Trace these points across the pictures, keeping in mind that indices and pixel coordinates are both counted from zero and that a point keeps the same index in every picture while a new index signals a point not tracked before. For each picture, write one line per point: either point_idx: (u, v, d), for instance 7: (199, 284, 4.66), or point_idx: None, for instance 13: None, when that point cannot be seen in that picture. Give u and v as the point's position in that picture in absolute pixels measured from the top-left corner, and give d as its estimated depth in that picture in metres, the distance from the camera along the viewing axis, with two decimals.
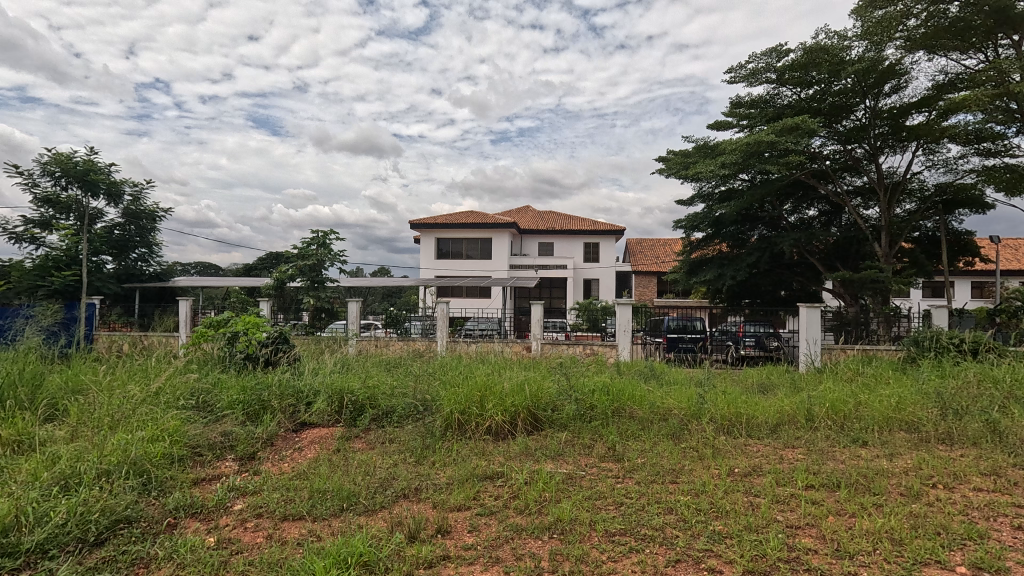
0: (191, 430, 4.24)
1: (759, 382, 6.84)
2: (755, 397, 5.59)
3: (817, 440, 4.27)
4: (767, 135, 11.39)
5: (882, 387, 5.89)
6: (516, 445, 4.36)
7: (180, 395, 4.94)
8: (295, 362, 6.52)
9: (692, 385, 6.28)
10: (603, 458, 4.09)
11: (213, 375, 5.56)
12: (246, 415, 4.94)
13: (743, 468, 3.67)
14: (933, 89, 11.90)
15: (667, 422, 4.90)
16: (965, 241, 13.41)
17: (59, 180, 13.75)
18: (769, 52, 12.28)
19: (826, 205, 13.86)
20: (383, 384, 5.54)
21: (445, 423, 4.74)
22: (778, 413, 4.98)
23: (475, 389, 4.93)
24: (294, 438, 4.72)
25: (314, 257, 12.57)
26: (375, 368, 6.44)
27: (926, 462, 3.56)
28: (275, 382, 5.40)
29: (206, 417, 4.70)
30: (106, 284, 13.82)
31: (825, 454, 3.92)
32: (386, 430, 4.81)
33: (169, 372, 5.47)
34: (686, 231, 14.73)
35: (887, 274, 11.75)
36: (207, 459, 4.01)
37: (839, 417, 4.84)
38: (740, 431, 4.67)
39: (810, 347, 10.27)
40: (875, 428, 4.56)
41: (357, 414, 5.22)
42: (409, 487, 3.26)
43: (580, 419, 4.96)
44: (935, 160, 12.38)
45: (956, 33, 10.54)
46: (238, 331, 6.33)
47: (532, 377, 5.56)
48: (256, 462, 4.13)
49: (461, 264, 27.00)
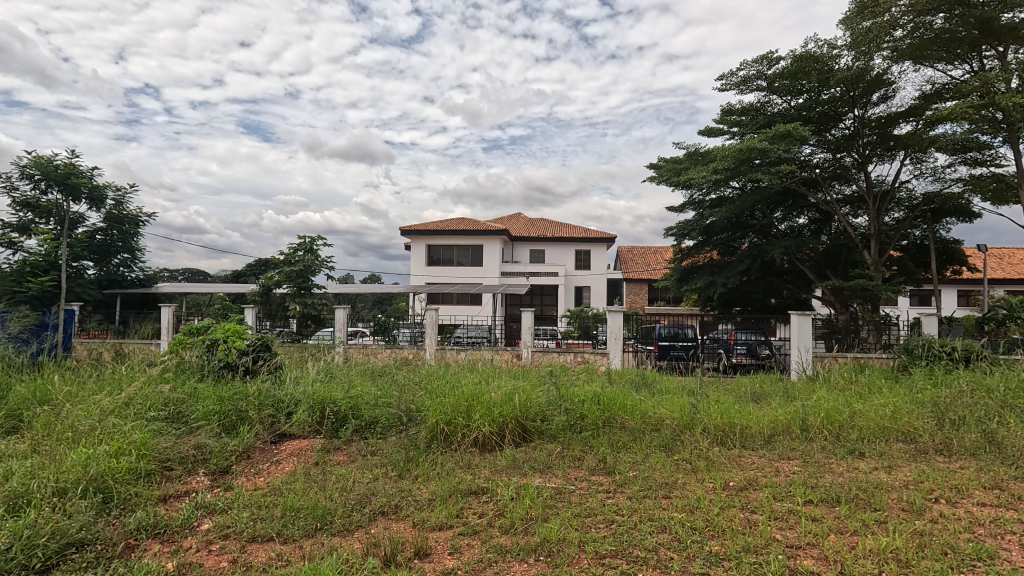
0: (161, 443, 4.04)
1: (754, 391, 6.73)
2: (749, 407, 5.47)
3: (813, 452, 4.16)
4: (757, 143, 11.40)
5: (877, 396, 5.79)
6: (504, 458, 4.20)
7: (154, 405, 4.74)
8: (276, 371, 6.23)
9: (685, 395, 6.14)
10: (593, 470, 3.95)
11: (189, 385, 5.34)
12: (222, 426, 4.74)
13: (738, 482, 3.54)
14: (920, 99, 11.98)
15: (659, 432, 4.76)
16: (953, 250, 13.47)
17: (39, 184, 13.43)
18: (760, 60, 12.31)
19: (816, 213, 13.89)
20: (367, 394, 5.33)
21: (430, 435, 4.56)
22: (772, 423, 4.86)
23: (462, 398, 4.77)
24: (273, 451, 4.53)
25: (301, 263, 12.34)
26: (360, 377, 6.24)
27: (926, 475, 3.45)
28: (254, 392, 5.20)
29: (179, 429, 4.50)
30: (86, 290, 13.53)
31: (822, 466, 3.80)
32: (369, 442, 4.64)
33: (142, 381, 5.24)
34: (677, 239, 14.68)
35: (877, 282, 11.76)
36: (178, 474, 3.81)
37: (834, 428, 4.73)
38: (734, 443, 4.55)
39: (801, 355, 10.17)
40: (871, 439, 4.45)
41: (339, 424, 5.03)
42: (388, 504, 3.09)
43: (570, 430, 4.82)
44: (923, 169, 12.44)
45: (942, 44, 10.62)
46: (218, 339, 6.14)
47: (520, 386, 5.41)
48: (229, 476, 3.94)
49: (451, 271, 26.79)
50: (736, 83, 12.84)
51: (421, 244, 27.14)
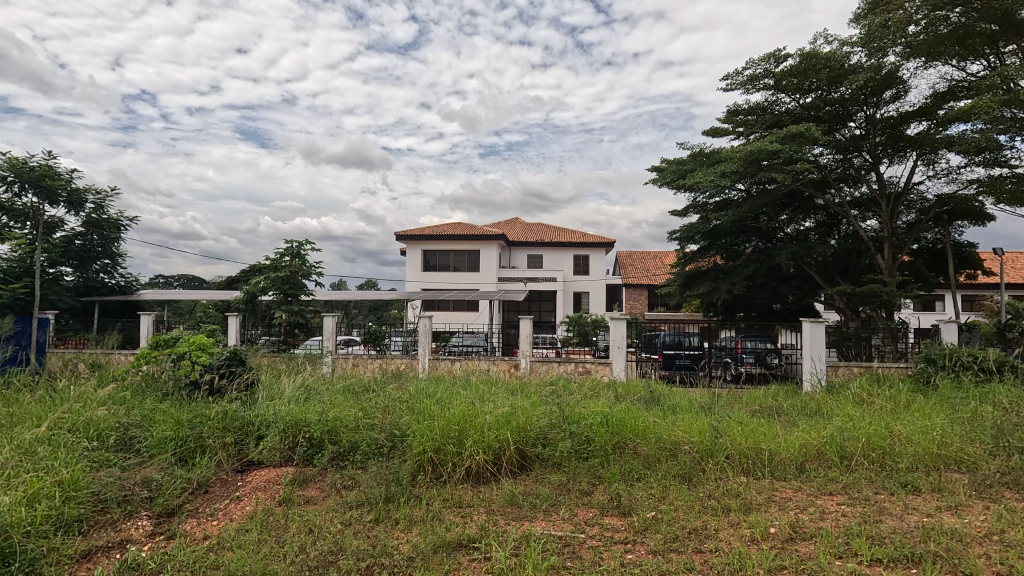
0: (97, 480, 3.46)
1: (772, 408, 6.15)
2: (773, 428, 4.88)
3: (858, 485, 3.61)
4: (766, 144, 10.92)
5: (914, 413, 5.23)
6: (501, 495, 3.61)
7: (101, 433, 4.17)
8: (247, 390, 5.55)
9: (701, 413, 5.51)
10: (605, 511, 3.39)
11: (145, 407, 4.72)
12: (177, 456, 4.13)
13: (781, 528, 2.97)
14: (933, 98, 11.56)
15: (677, 460, 4.20)
16: (967, 254, 12.95)
17: (13, 186, 12.72)
18: (766, 59, 11.86)
19: (823, 216, 13.41)
20: (348, 415, 4.69)
21: (415, 466, 3.97)
22: (803, 447, 4.31)
23: (453, 420, 4.18)
24: (236, 484, 3.93)
25: (288, 269, 11.71)
26: (342, 395, 5.59)
27: (1006, 520, 2.90)
28: (217, 414, 4.59)
29: (125, 461, 3.91)
30: (61, 297, 12.90)
31: (875, 507, 3.24)
32: (347, 472, 4.03)
33: (89, 405, 4.60)
34: (680, 243, 14.13)
35: (890, 288, 11.22)
36: (113, 518, 3.24)
37: (878, 455, 4.13)
38: (763, 473, 4.00)
39: (815, 364, 9.79)
40: (924, 471, 3.87)
41: (315, 451, 4.39)
42: (357, 568, 2.54)
43: (576, 459, 4.22)
44: (936, 171, 11.99)
45: (958, 40, 10.14)
46: (183, 353, 5.45)
47: (518, 404, 4.82)
48: (175, 520, 3.35)
49: (448, 277, 26.21)
50: (742, 82, 12.42)
51: (416, 249, 26.54)
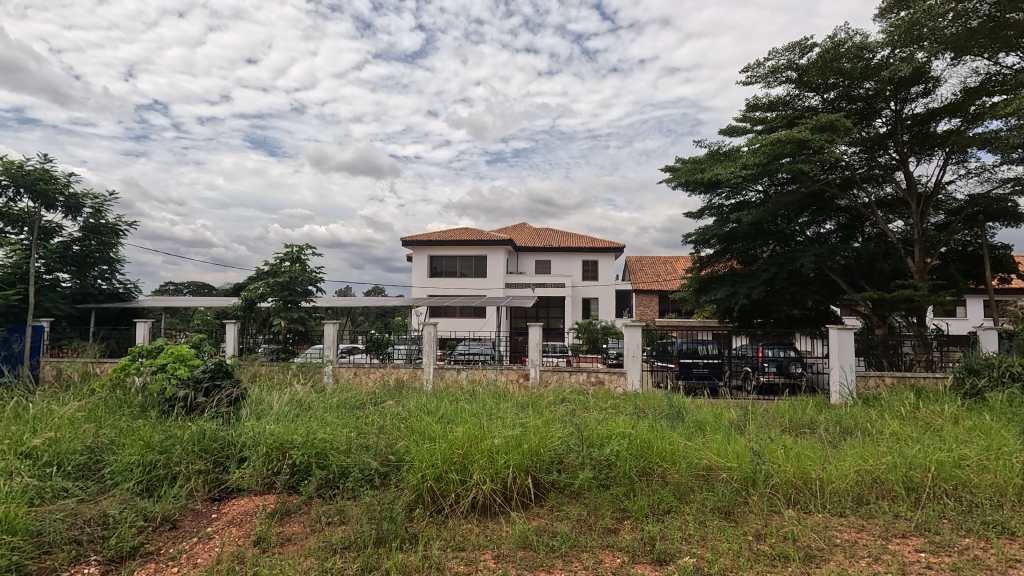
0: (40, 519, 2.96)
1: (808, 426, 5.54)
2: (821, 451, 4.27)
3: (936, 527, 3.05)
4: (790, 137, 10.31)
5: (979, 434, 4.61)
6: (511, 535, 3.08)
7: (60, 459, 3.72)
8: (230, 407, 5.00)
9: (734, 433, 4.89)
10: (636, 557, 2.85)
11: (114, 428, 4.22)
12: (143, 486, 3.62)
13: None
14: (964, 94, 10.93)
15: (715, 489, 3.63)
16: (1000, 257, 12.26)
17: (8, 191, 12.36)
18: (790, 49, 11.29)
19: (845, 218, 12.78)
20: (339, 436, 4.15)
21: (413, 498, 3.44)
22: (859, 475, 3.73)
23: (456, 443, 3.67)
24: (209, 517, 3.42)
25: (286, 274, 11.23)
26: (333, 412, 5.08)
27: None
28: (193, 435, 4.04)
29: (82, 492, 3.41)
30: (56, 303, 12.49)
31: (967, 559, 2.69)
32: (335, 504, 3.50)
33: (48, 429, 4.09)
34: (695, 245, 13.53)
35: (921, 292, 10.56)
36: (54, 565, 2.75)
37: (951, 488, 3.54)
38: (816, 507, 3.43)
39: (844, 374, 8.89)
40: (1010, 509, 3.28)
41: (301, 477, 3.87)
42: None
43: (597, 489, 3.66)
44: (967, 170, 11.34)
45: (989, 33, 9.48)
46: (163, 365, 4.95)
47: (529, 423, 4.27)
48: (127, 568, 2.83)
49: (455, 283, 25.72)
50: (764, 75, 11.85)
51: (423, 255, 26.07)
